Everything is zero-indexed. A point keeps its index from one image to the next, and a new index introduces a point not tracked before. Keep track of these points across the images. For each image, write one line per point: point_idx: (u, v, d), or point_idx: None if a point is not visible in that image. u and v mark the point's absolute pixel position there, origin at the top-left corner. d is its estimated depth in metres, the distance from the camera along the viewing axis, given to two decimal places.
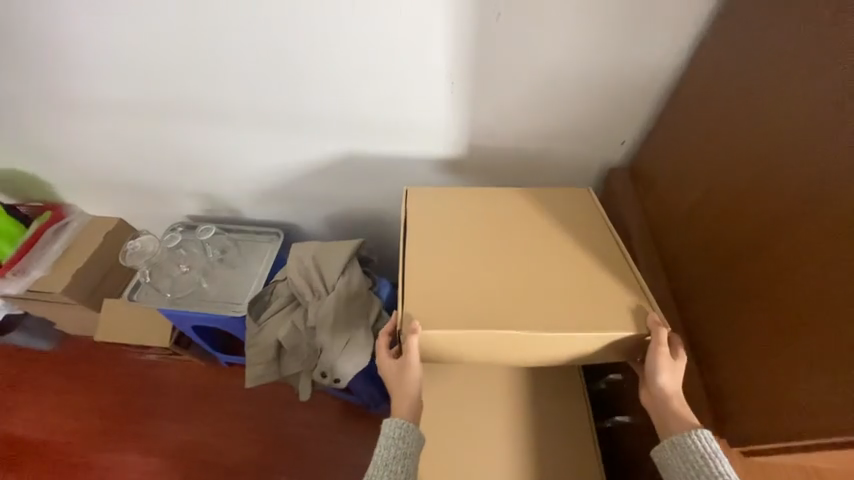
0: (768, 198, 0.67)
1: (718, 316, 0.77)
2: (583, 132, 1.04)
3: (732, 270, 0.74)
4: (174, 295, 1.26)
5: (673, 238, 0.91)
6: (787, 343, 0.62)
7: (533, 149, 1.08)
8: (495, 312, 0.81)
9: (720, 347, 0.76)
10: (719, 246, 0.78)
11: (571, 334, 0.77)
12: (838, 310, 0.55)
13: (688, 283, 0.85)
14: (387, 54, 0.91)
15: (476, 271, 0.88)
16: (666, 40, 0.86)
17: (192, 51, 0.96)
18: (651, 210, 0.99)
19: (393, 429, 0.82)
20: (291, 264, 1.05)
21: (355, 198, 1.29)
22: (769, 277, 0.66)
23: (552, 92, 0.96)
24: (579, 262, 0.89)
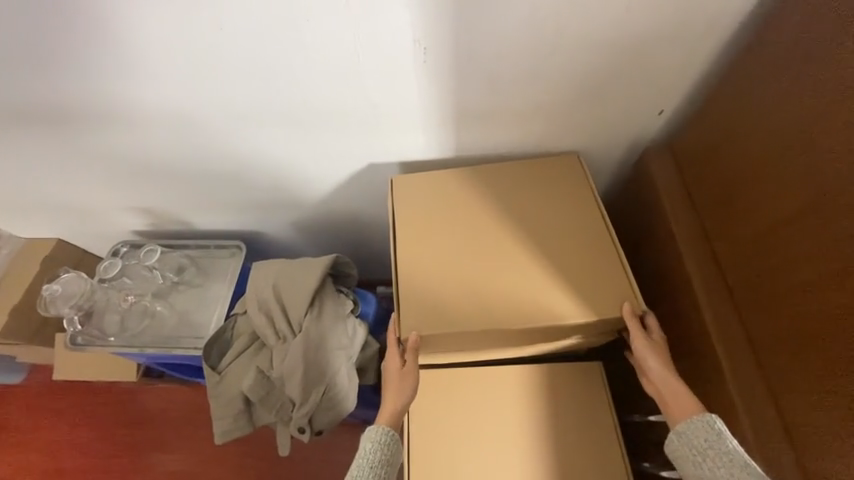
0: None
1: (791, 331, 0.58)
2: (607, 104, 0.78)
3: (818, 274, 0.54)
4: (124, 336, 1.08)
5: (722, 226, 0.71)
6: None
7: (538, 130, 0.83)
8: (500, 308, 0.72)
9: (794, 372, 0.58)
10: (799, 239, 0.57)
11: (559, 322, 0.70)
12: None
13: (754, 295, 0.65)
14: (325, 21, 0.64)
15: (476, 267, 0.76)
16: None
17: (55, 39, 0.69)
18: (693, 192, 0.77)
19: (378, 435, 0.67)
20: (249, 297, 0.85)
21: (324, 200, 1.06)
22: None
23: (565, 57, 0.70)
24: (585, 267, 0.74)
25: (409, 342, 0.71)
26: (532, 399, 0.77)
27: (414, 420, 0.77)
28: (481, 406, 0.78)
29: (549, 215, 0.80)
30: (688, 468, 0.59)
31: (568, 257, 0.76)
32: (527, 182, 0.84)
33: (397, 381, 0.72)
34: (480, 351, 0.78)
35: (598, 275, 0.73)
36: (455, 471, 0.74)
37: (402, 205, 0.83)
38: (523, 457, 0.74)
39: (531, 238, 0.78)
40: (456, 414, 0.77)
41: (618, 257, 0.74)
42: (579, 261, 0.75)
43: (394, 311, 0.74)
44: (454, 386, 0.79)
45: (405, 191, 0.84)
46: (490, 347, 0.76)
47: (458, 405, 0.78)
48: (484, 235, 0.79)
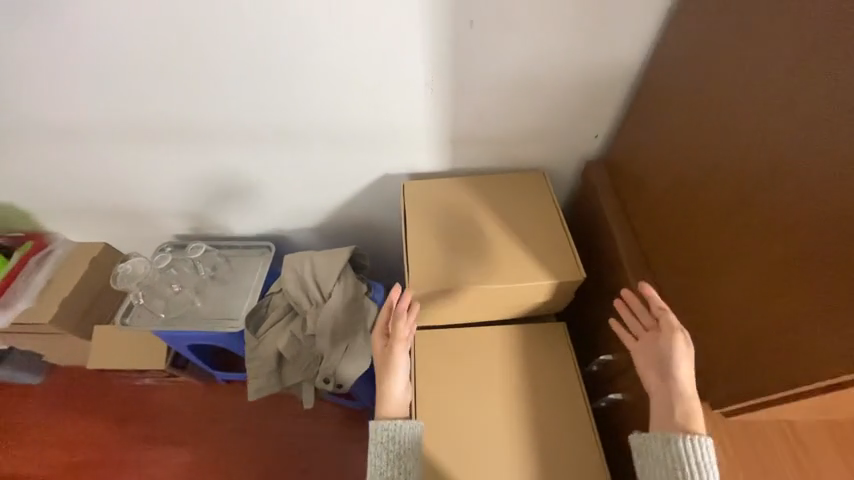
0: (707, 151, 0.71)
1: (676, 279, 0.77)
2: (561, 133, 1.04)
3: (684, 230, 0.75)
4: (168, 315, 1.26)
5: (632, 214, 0.92)
6: (743, 280, 0.63)
7: (517, 147, 1.08)
8: (486, 273, 0.94)
9: (684, 313, 0.74)
10: (670, 211, 0.79)
11: (528, 281, 0.91)
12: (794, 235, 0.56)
13: (652, 262, 0.83)
14: (357, 65, 0.91)
15: (467, 246, 0.98)
16: (635, 39, 0.87)
17: (159, 72, 0.95)
18: (620, 188, 0.98)
19: (380, 433, 0.79)
20: (286, 274, 1.06)
21: (342, 205, 1.28)
22: (718, 224, 0.68)
23: (527, 97, 0.97)
24: (552, 244, 0.96)
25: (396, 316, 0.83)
26: (509, 351, 0.96)
27: (421, 365, 0.96)
28: (470, 355, 0.96)
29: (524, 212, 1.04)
30: (657, 471, 0.65)
31: (536, 237, 0.98)
32: (505, 186, 1.07)
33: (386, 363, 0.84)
34: (469, 313, 0.99)
35: (559, 249, 0.95)
36: (449, 409, 0.90)
37: (411, 204, 1.06)
38: (502, 397, 0.91)
39: (508, 224, 1.00)
40: (452, 363, 0.96)
41: (567, 237, 0.97)
42: (544, 239, 0.97)
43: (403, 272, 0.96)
44: (450, 342, 0.98)
45: (415, 193, 1.07)
46: (477, 307, 0.97)
47: (454, 356, 0.96)
48: (474, 225, 1.01)
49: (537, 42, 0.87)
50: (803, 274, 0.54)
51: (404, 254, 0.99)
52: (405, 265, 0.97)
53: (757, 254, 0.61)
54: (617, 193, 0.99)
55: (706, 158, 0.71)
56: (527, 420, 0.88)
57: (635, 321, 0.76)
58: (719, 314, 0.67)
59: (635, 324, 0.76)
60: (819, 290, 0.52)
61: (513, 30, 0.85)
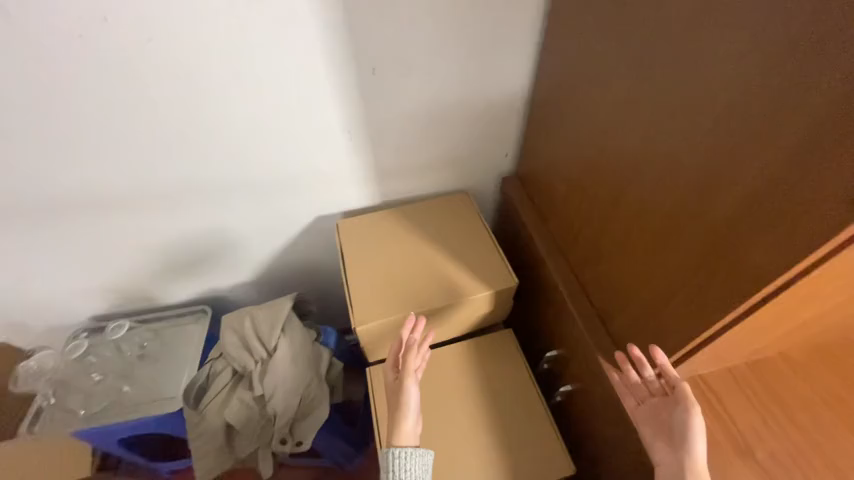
0: (587, 149, 0.80)
1: (591, 263, 0.83)
2: (474, 153, 1.13)
3: (587, 216, 0.83)
4: (90, 411, 1.11)
5: (549, 212, 0.99)
6: (638, 250, 0.69)
7: (442, 174, 1.16)
8: (428, 295, 0.97)
9: (603, 293, 0.80)
10: (574, 202, 0.87)
11: (467, 297, 0.96)
12: (662, 202, 0.63)
13: (572, 251, 0.90)
14: (268, 115, 0.93)
15: (406, 272, 1.01)
16: (514, 65, 0.98)
17: (47, 151, 0.88)
18: (533, 194, 1.07)
19: (392, 460, 0.76)
20: (225, 336, 1.01)
21: (277, 252, 1.25)
22: (609, 206, 0.75)
23: (437, 126, 1.05)
24: (484, 258, 1.02)
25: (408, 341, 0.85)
26: (460, 367, 0.98)
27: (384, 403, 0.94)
28: (428, 380, 0.96)
29: (456, 231, 1.08)
30: None
31: (469, 254, 1.04)
32: (436, 210, 1.13)
33: (399, 393, 0.82)
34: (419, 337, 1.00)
35: (491, 261, 1.02)
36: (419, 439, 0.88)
37: (346, 242, 1.07)
38: (462, 410, 0.92)
39: (440, 246, 1.05)
40: None
41: (494, 250, 1.04)
42: (478, 254, 1.03)
43: (347, 308, 0.96)
44: None
45: (348, 230, 1.09)
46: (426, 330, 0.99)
47: None
48: (410, 251, 1.05)
49: (437, 81, 0.96)
50: (676, 236, 0.61)
51: (346, 290, 0.99)
52: (348, 301, 0.97)
53: (629, 233, 0.71)
54: (532, 199, 1.08)
55: (581, 166, 0.83)
56: (493, 432, 0.89)
57: (642, 385, 0.69)
58: (623, 297, 0.74)
59: (641, 389, 0.69)
60: (691, 246, 0.58)
61: (412, 68, 0.92)
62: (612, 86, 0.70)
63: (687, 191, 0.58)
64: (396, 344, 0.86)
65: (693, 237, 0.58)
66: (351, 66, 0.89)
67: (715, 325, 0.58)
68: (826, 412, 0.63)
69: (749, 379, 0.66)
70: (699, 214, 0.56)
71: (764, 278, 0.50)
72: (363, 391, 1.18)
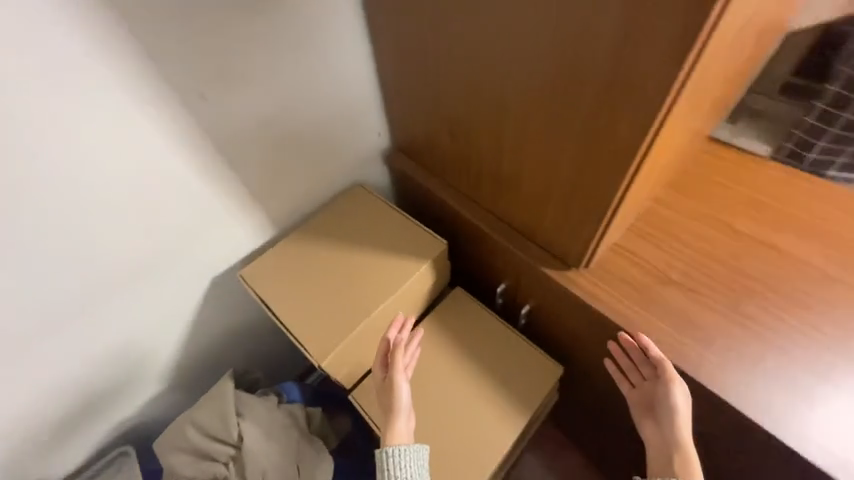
0: (454, 92, 0.78)
1: (498, 190, 0.85)
2: (350, 144, 1.02)
3: (478, 150, 0.83)
4: None
5: (441, 164, 0.97)
6: (534, 157, 0.73)
7: (323, 175, 1.03)
8: (370, 297, 0.89)
9: (520, 212, 0.84)
10: (460, 142, 0.86)
11: (407, 281, 0.90)
12: (537, 107, 0.66)
13: (477, 188, 0.91)
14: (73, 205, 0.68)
15: (337, 287, 0.91)
16: (348, 36, 0.87)
17: None
18: (421, 158, 1.03)
19: (387, 460, 0.74)
20: (173, 459, 0.85)
21: (179, 341, 1.01)
22: (494, 131, 0.77)
23: (299, 133, 0.91)
24: (403, 235, 0.97)
25: (395, 341, 0.83)
26: (433, 342, 0.99)
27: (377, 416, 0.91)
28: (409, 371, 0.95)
29: (363, 224, 0.99)
30: None
31: (387, 240, 0.96)
32: (335, 215, 1.01)
33: (389, 395, 0.81)
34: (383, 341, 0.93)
35: (411, 234, 0.97)
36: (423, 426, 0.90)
37: (258, 287, 0.93)
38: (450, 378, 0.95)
39: (357, 246, 0.96)
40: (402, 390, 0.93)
41: (410, 224, 0.99)
42: (396, 235, 0.97)
43: (304, 353, 0.85)
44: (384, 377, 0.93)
45: (253, 275, 0.94)
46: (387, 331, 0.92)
47: None
48: (330, 265, 0.94)
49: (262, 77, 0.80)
50: (560, 131, 0.65)
51: (291, 335, 0.87)
52: (299, 345, 0.86)
53: (525, 148, 0.73)
54: (421, 163, 1.05)
55: (455, 109, 0.81)
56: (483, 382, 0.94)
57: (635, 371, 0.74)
58: (539, 207, 0.78)
59: (635, 374, 0.74)
60: (577, 132, 0.63)
61: (240, 80, 0.75)
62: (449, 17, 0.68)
63: (554, 86, 0.61)
64: (382, 344, 0.84)
65: (575, 124, 0.63)
66: (143, 100, 0.67)
67: (621, 190, 0.64)
68: (714, 231, 0.77)
69: (654, 231, 0.78)
70: (573, 102, 0.61)
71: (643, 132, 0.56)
72: (351, 424, 1.09)
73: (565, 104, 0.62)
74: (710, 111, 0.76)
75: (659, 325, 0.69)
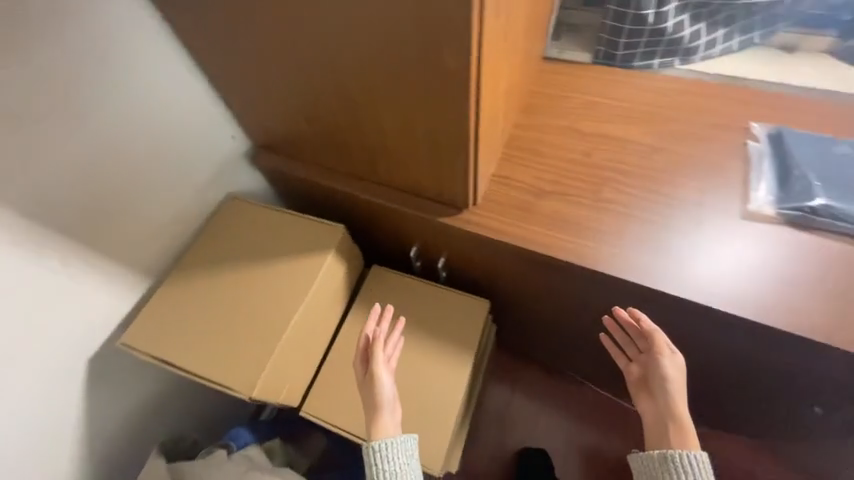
0: (286, 73, 0.70)
1: (370, 161, 0.81)
2: (197, 161, 0.89)
3: (333, 125, 0.77)
4: None
5: (307, 150, 0.89)
6: (384, 122, 0.68)
7: (181, 203, 0.89)
8: (281, 310, 0.81)
9: (398, 176, 0.81)
10: (314, 122, 0.79)
11: (314, 278, 0.83)
12: (367, 69, 0.60)
13: (351, 164, 0.86)
14: None
15: (243, 312, 0.82)
16: (137, 40, 0.72)
17: None
18: (290, 152, 0.94)
19: (373, 455, 0.69)
20: None
21: (77, 444, 0.85)
22: (338, 102, 0.70)
23: (124, 168, 0.77)
24: (296, 233, 0.89)
25: (375, 333, 0.79)
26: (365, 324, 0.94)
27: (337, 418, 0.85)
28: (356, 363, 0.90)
29: (248, 236, 0.90)
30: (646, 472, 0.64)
31: (280, 244, 0.88)
32: (214, 239, 0.90)
33: (372, 390, 0.75)
34: (316, 345, 0.88)
35: (303, 230, 0.89)
36: None
37: (147, 348, 0.80)
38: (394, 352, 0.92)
39: (249, 261, 0.87)
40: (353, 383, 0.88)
41: (299, 217, 0.90)
42: (288, 236, 0.89)
43: (230, 394, 0.77)
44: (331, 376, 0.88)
45: (137, 338, 0.81)
46: (315, 335, 0.87)
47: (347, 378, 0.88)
48: (227, 292, 0.84)
49: (26, 115, 0.63)
50: (396, 88, 0.61)
51: (207, 382, 0.78)
52: (222, 389, 0.77)
53: (375, 113, 0.68)
54: (291, 156, 0.95)
55: (294, 88, 0.73)
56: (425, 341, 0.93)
57: (629, 344, 0.77)
58: (414, 166, 0.75)
59: (629, 346, 0.77)
60: (409, 85, 0.59)
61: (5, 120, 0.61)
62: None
63: (374, 41, 0.56)
64: (362, 338, 0.79)
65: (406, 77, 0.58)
66: None
67: (473, 132, 0.62)
68: (569, 140, 0.86)
69: (523, 155, 0.85)
70: (395, 55, 0.56)
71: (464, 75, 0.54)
72: (325, 440, 1.07)
73: (391, 61, 0.57)
74: (536, 34, 0.81)
75: (546, 236, 0.76)
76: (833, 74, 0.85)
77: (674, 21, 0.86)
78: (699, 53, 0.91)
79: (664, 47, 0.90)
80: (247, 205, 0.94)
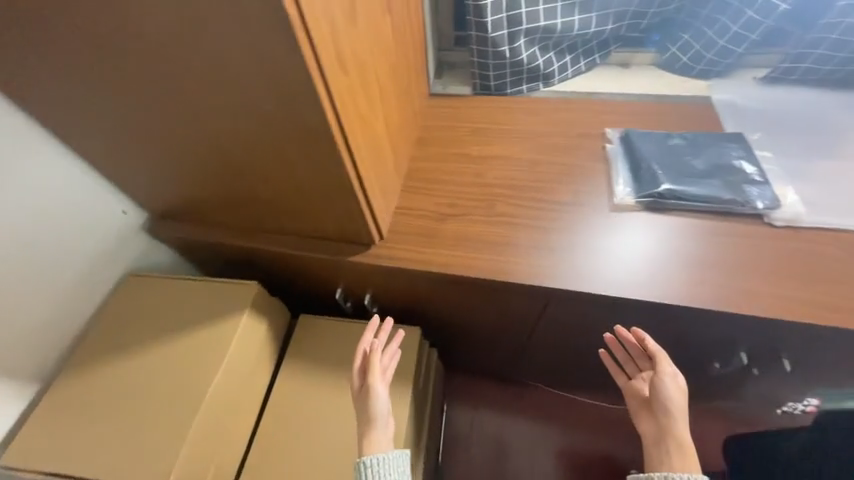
0: (162, 144, 0.69)
1: (271, 215, 0.81)
2: (82, 247, 0.83)
3: (225, 187, 0.76)
4: None
5: (207, 213, 0.87)
6: (271, 177, 0.70)
7: (67, 293, 0.82)
8: (191, 384, 0.76)
9: (302, 225, 0.82)
10: (205, 186, 0.78)
11: (225, 343, 0.80)
12: (237, 132, 0.62)
13: (253, 220, 0.85)
14: None
15: (149, 393, 0.77)
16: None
17: None
18: (190, 218, 0.91)
19: (365, 471, 0.64)
20: None
21: None
22: (221, 165, 0.71)
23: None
24: (204, 299, 0.85)
25: (374, 343, 0.76)
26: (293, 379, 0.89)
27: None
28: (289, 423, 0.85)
29: (152, 312, 0.85)
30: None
31: (186, 314, 0.84)
32: (113, 323, 0.85)
33: (367, 401, 0.71)
34: (240, 413, 0.82)
35: (210, 295, 0.85)
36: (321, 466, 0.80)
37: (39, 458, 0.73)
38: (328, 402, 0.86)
39: (154, 339, 0.82)
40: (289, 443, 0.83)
41: (207, 282, 0.87)
42: (195, 304, 0.85)
43: None
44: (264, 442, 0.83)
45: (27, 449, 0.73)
46: (237, 403, 0.81)
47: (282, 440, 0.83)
48: (130, 376, 0.79)
49: None
50: (270, 146, 0.63)
51: None
52: None
53: (260, 170, 0.69)
54: (192, 222, 0.92)
55: (175, 157, 0.72)
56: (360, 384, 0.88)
57: (630, 363, 0.74)
58: (312, 213, 0.77)
59: (630, 365, 0.74)
60: (280, 143, 0.61)
61: None
62: (87, 80, 0.59)
63: (235, 109, 0.57)
64: (359, 350, 0.77)
65: (274, 136, 0.60)
66: None
67: (355, 178, 0.66)
68: (460, 165, 0.93)
69: (421, 186, 0.90)
70: (259, 119, 0.58)
71: (324, 131, 0.56)
72: None
73: (256, 124, 0.59)
74: (411, 77, 0.89)
75: (451, 257, 0.81)
76: (661, 82, 1.02)
77: (527, 54, 0.99)
78: (556, 76, 1.04)
79: (527, 75, 1.03)
80: (149, 279, 0.90)
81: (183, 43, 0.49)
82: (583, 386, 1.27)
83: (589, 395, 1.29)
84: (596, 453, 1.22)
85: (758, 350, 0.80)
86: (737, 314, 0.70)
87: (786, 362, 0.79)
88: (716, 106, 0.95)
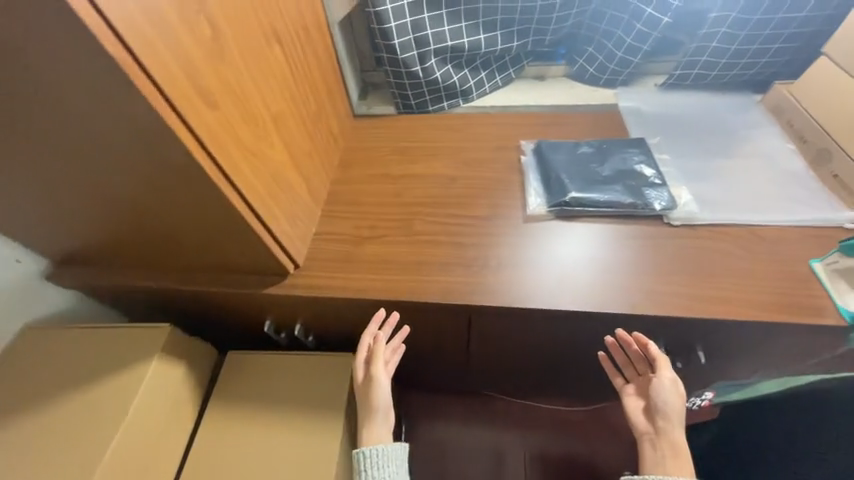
0: (40, 189, 0.65)
1: (176, 252, 0.78)
2: None
3: (119, 228, 0.72)
4: None
5: (110, 256, 0.82)
6: (159, 215, 0.66)
7: None
8: (93, 441, 0.70)
9: (210, 260, 0.79)
10: (98, 229, 0.74)
11: (133, 391, 0.74)
12: (110, 173, 0.59)
13: (160, 259, 0.81)
14: None
15: (45, 457, 0.70)
16: None
17: None
18: (94, 262, 0.85)
19: (363, 461, 0.68)
20: None
21: None
22: (106, 207, 0.67)
23: None
24: (111, 346, 0.80)
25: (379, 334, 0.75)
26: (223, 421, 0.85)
27: None
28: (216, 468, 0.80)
29: (53, 367, 0.79)
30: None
31: (91, 365, 0.78)
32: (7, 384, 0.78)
33: (370, 392, 0.73)
34: (155, 466, 0.76)
35: (119, 341, 0.80)
36: None
37: None
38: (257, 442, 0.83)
39: (53, 396, 0.76)
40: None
41: (116, 328, 0.82)
42: (102, 353, 0.79)
43: None
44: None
45: None
46: (151, 455, 0.76)
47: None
48: (23, 441, 0.72)
49: None
50: (148, 185, 0.60)
51: None
52: None
53: (148, 209, 0.65)
54: (98, 266, 0.86)
55: (57, 202, 0.68)
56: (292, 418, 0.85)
57: (629, 366, 0.74)
58: (216, 247, 0.74)
59: (628, 367, 0.74)
60: (156, 181, 0.59)
61: None
62: None
63: (100, 150, 0.54)
64: (363, 341, 0.76)
65: (148, 175, 0.58)
66: None
67: (247, 210, 0.64)
68: (381, 186, 0.92)
69: (341, 210, 0.89)
70: (126, 159, 0.55)
71: (193, 165, 0.54)
72: None
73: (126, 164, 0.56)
74: (322, 103, 0.88)
75: (371, 280, 0.80)
76: (572, 93, 1.07)
77: (441, 72, 1.01)
78: (474, 92, 1.06)
79: (445, 92, 1.04)
80: (52, 331, 0.84)
81: (27, 85, 0.47)
82: (538, 392, 1.26)
83: (545, 400, 1.29)
84: (555, 457, 1.21)
85: (676, 345, 0.82)
86: (643, 313, 0.72)
87: (701, 354, 0.82)
88: (623, 113, 1.00)
